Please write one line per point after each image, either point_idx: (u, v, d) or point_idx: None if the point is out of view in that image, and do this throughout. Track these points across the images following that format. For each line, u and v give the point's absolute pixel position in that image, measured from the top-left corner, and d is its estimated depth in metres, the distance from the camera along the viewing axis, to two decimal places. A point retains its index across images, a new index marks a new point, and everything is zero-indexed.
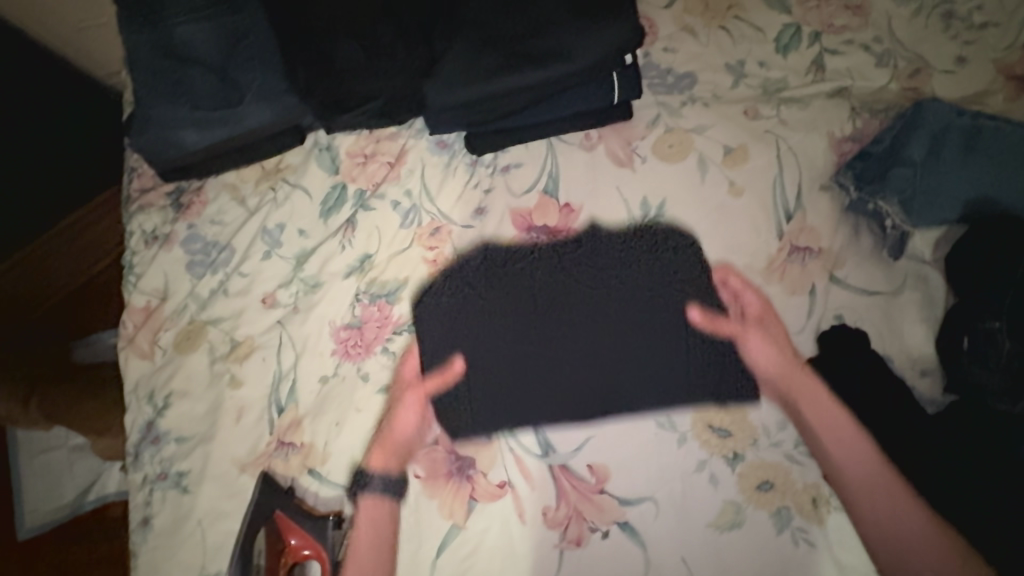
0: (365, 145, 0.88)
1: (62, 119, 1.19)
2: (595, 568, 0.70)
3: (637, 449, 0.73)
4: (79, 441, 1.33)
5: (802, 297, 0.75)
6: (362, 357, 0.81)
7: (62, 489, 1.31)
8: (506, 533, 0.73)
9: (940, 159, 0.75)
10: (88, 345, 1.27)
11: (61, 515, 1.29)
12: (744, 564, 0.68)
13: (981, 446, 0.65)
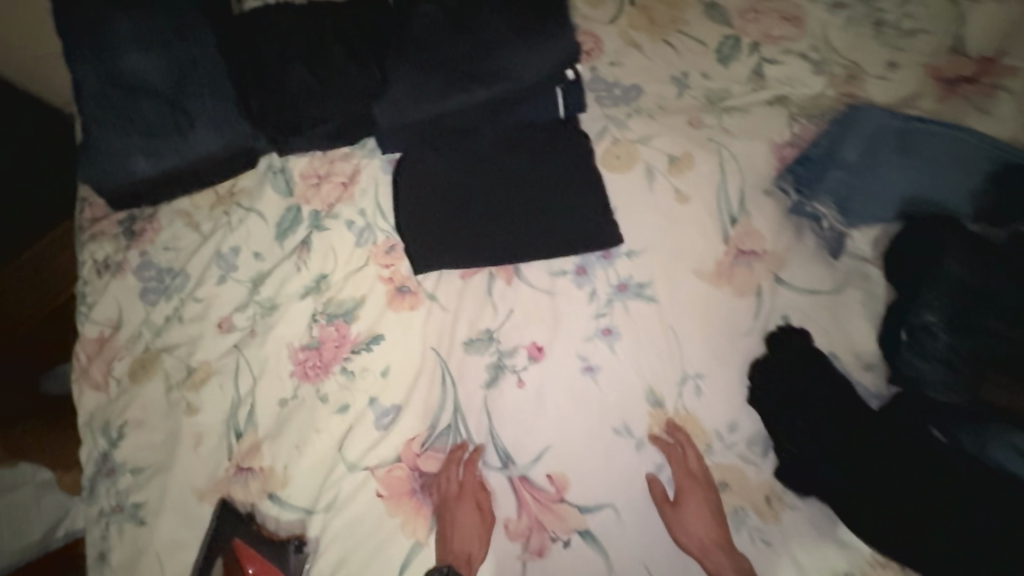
0: (318, 166, 0.87)
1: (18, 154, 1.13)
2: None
3: (597, 458, 0.74)
4: None
5: (749, 299, 0.77)
6: (321, 377, 0.81)
7: None
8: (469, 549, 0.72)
9: (876, 159, 0.78)
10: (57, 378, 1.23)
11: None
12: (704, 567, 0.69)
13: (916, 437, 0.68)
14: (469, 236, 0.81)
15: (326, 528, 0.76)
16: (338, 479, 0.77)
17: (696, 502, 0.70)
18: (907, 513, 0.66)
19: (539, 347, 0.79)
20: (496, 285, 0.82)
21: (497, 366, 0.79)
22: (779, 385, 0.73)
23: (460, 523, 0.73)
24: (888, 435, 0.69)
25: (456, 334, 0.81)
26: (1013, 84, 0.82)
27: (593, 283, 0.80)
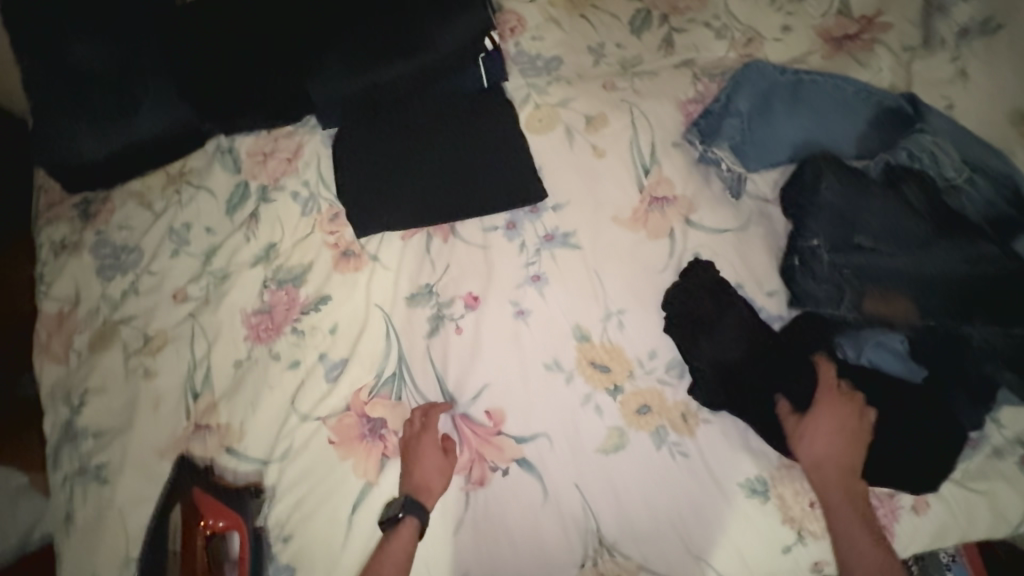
0: (263, 144, 0.93)
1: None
2: (499, 499, 0.77)
3: (529, 392, 0.80)
4: None
5: (663, 240, 0.84)
6: (273, 338, 0.86)
7: None
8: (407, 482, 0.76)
9: (770, 111, 0.86)
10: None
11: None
12: (630, 482, 0.76)
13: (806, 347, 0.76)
14: (404, 198, 0.87)
15: (282, 475, 0.81)
16: (292, 429, 0.82)
17: (832, 423, 0.71)
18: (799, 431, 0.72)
19: (474, 297, 0.85)
20: (434, 243, 0.88)
21: (437, 316, 0.85)
22: (693, 312, 0.79)
23: (422, 458, 0.77)
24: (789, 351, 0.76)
25: (399, 291, 0.87)
26: (886, 38, 0.92)
27: (522, 236, 0.87)
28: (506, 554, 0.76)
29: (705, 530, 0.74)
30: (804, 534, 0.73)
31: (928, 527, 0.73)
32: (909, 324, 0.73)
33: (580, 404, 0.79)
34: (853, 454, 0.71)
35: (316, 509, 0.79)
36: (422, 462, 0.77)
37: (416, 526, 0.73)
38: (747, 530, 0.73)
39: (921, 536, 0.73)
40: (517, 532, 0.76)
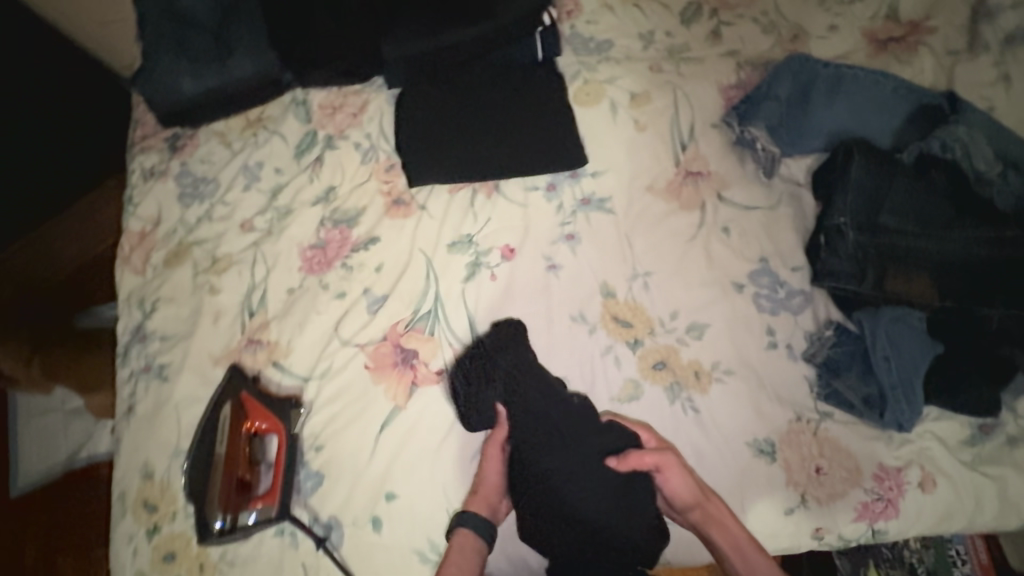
0: (334, 99, 1.03)
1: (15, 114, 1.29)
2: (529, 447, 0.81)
3: (553, 341, 0.86)
4: (74, 406, 1.49)
5: (693, 211, 0.89)
6: (324, 270, 0.95)
7: (54, 449, 1.46)
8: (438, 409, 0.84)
9: (810, 99, 0.89)
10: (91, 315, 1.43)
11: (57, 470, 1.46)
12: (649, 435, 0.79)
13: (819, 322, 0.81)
14: (456, 154, 0.95)
15: (320, 392, 0.88)
16: (333, 351, 0.90)
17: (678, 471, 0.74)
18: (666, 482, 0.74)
19: (511, 249, 0.91)
20: (478, 198, 0.95)
21: (474, 264, 0.91)
22: (711, 280, 0.85)
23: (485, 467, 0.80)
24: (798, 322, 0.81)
25: (441, 239, 0.94)
26: (931, 40, 0.95)
27: (560, 197, 0.93)
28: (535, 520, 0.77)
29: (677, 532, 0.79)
30: (807, 498, 0.75)
31: (935, 507, 0.74)
32: (928, 304, 0.75)
33: (599, 355, 0.84)
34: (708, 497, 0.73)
35: (348, 426, 0.85)
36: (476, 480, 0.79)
37: (472, 538, 0.75)
38: (751, 487, 0.76)
39: (926, 515, 0.74)
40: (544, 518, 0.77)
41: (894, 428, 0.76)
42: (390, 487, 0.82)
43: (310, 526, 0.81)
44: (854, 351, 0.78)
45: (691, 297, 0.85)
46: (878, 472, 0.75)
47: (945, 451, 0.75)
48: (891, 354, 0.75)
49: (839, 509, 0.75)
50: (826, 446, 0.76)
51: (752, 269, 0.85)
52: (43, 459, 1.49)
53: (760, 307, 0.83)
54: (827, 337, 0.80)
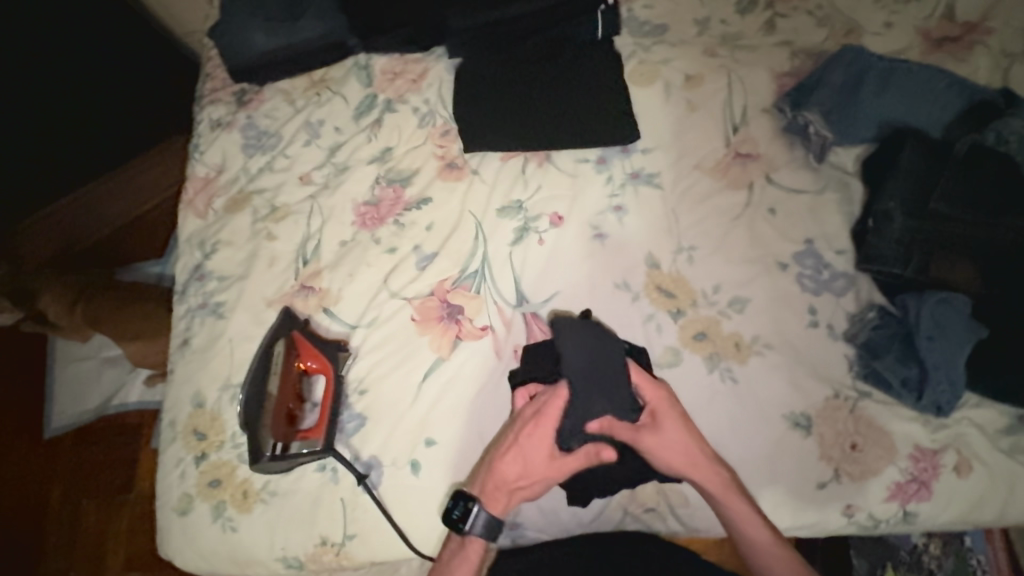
0: (395, 65, 1.07)
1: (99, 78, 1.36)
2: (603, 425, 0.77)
3: (596, 306, 0.88)
4: (109, 355, 1.54)
5: (741, 191, 0.91)
6: (376, 226, 0.98)
7: (87, 397, 1.51)
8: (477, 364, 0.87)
9: (861, 90, 0.89)
10: (132, 270, 1.50)
11: (87, 416, 1.49)
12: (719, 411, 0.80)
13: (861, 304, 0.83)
14: (511, 121, 0.98)
15: (366, 339, 0.91)
16: (381, 303, 0.93)
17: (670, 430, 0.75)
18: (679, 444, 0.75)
19: (560, 216, 0.93)
20: (529, 166, 0.98)
21: (523, 228, 0.93)
22: (755, 258, 0.87)
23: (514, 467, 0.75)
24: (837, 304, 0.83)
25: (491, 203, 0.96)
26: (988, 41, 0.96)
27: (610, 170, 0.95)
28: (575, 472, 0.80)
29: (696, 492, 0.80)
30: (840, 473, 0.76)
31: (968, 492, 0.75)
32: (973, 290, 0.77)
33: (641, 321, 0.86)
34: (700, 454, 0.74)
35: (391, 371, 0.88)
36: (497, 479, 0.75)
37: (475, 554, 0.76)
38: (784, 458, 0.78)
39: (959, 498, 0.75)
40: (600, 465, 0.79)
41: (932, 411, 0.77)
42: (428, 432, 0.85)
43: (350, 463, 0.84)
44: (895, 333, 0.79)
45: (735, 272, 0.86)
46: (913, 453, 0.76)
47: (982, 437, 0.76)
48: (934, 333, 0.75)
49: (872, 486, 0.76)
50: (862, 423, 0.77)
51: (797, 250, 0.86)
52: (73, 406, 1.50)
53: (803, 287, 0.84)
54: (870, 318, 0.81)
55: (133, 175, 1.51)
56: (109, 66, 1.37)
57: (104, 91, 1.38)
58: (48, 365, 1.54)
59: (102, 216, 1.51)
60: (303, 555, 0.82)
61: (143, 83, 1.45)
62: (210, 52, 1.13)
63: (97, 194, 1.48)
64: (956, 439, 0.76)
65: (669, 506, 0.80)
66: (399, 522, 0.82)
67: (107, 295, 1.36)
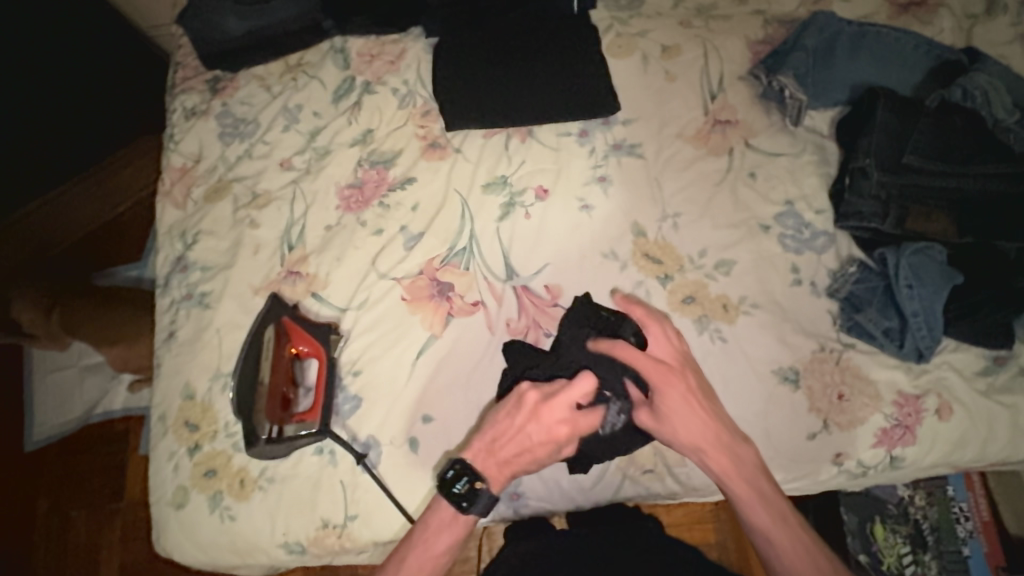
0: (371, 47, 1.06)
1: (72, 78, 1.32)
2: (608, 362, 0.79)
3: (584, 276, 0.89)
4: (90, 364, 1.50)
5: (722, 156, 0.93)
6: (361, 208, 0.97)
7: (69, 405, 1.47)
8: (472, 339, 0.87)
9: (834, 54, 0.93)
10: (107, 275, 1.47)
11: (71, 426, 1.45)
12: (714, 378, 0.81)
13: (841, 260, 0.85)
14: (493, 97, 0.98)
15: (357, 321, 0.90)
16: (370, 284, 0.92)
17: (678, 404, 0.73)
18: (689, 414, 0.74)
19: (545, 190, 0.94)
20: (512, 142, 0.98)
21: (509, 204, 0.94)
22: (739, 221, 0.88)
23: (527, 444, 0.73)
24: (819, 261, 0.85)
25: (476, 180, 0.96)
26: (951, 3, 0.99)
27: (593, 143, 0.96)
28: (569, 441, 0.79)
29: None
30: (829, 424, 0.79)
31: (950, 433, 0.78)
32: (949, 240, 0.80)
33: (631, 288, 0.87)
34: (706, 432, 0.72)
35: (384, 351, 0.88)
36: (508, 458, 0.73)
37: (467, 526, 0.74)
38: (777, 412, 0.79)
39: (942, 440, 0.78)
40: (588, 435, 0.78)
41: (914, 357, 0.80)
42: (425, 410, 0.85)
43: (349, 444, 0.83)
44: (876, 285, 0.82)
45: (720, 235, 0.88)
46: (897, 399, 0.79)
47: (962, 380, 0.79)
48: (913, 282, 0.78)
49: (860, 434, 0.78)
50: (848, 373, 0.80)
51: (779, 211, 0.88)
52: (55, 416, 1.46)
53: (785, 247, 0.86)
54: (851, 273, 0.83)
55: (107, 175, 1.48)
56: (79, 63, 1.32)
57: (78, 91, 1.34)
58: (25, 375, 1.49)
59: (74, 218, 1.48)
60: (306, 539, 0.82)
61: (113, 82, 1.40)
62: (180, 41, 1.11)
63: (68, 197, 1.45)
64: (937, 385, 0.79)
65: (666, 466, 0.82)
66: (401, 500, 0.82)
67: (83, 300, 1.32)
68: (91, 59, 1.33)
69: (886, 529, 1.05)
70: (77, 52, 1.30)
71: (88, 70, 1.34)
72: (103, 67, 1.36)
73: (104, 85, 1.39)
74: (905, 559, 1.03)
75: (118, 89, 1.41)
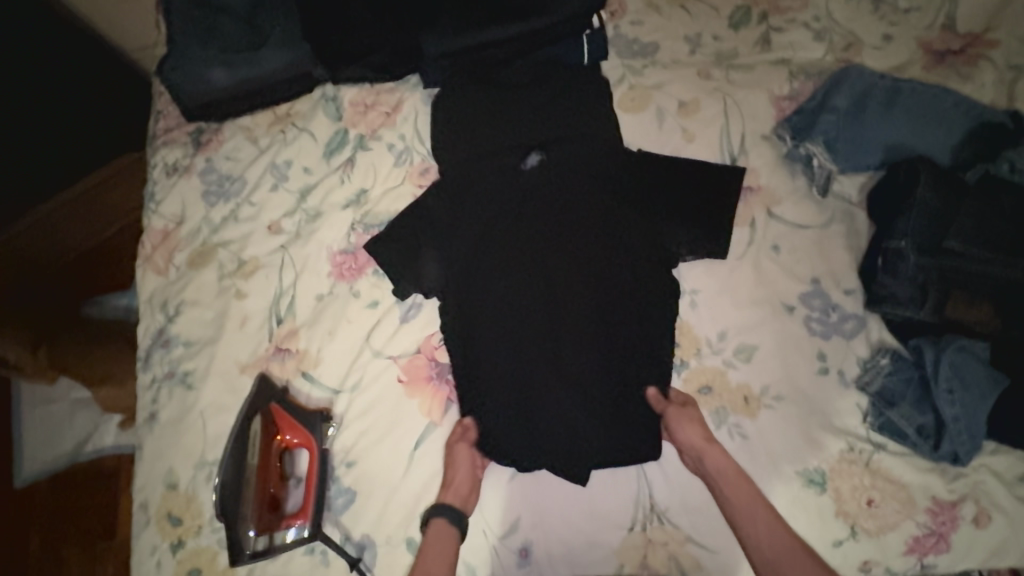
0: (365, 96, 0.98)
1: (60, 106, 1.21)
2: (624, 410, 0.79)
3: (609, 312, 0.82)
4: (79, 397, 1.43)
5: (743, 226, 0.85)
6: (355, 277, 0.90)
7: (59, 442, 1.40)
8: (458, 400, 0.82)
9: (864, 115, 0.87)
10: (96, 305, 1.33)
11: (59, 463, 1.37)
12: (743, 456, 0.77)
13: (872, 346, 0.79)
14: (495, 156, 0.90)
15: (351, 404, 0.84)
16: (364, 363, 0.86)
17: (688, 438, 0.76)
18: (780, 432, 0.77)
19: None
20: None
21: None
22: (758, 300, 0.82)
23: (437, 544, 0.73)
24: (845, 349, 0.79)
25: None
26: (993, 54, 0.91)
27: None
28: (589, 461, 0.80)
29: (718, 561, 0.75)
30: (857, 530, 0.73)
31: (988, 542, 0.72)
32: (991, 333, 0.74)
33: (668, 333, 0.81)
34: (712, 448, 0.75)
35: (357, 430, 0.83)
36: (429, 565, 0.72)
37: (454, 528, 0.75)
38: (801, 519, 0.74)
39: (979, 551, 0.72)
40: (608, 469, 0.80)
41: (949, 459, 0.74)
42: (428, 466, 0.81)
43: (341, 546, 0.78)
44: (910, 378, 0.76)
45: (741, 317, 0.82)
46: (931, 506, 0.73)
47: (1001, 485, 0.73)
48: (954, 386, 0.73)
49: (889, 540, 0.73)
50: (880, 477, 0.74)
51: (804, 290, 0.82)
52: (44, 452, 1.39)
53: (811, 330, 0.80)
54: (883, 364, 0.77)
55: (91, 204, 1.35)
56: (64, 91, 1.21)
57: (64, 117, 1.23)
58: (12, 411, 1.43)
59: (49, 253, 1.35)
60: None
61: (100, 110, 1.29)
62: (159, 87, 1.04)
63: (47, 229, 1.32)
64: (973, 487, 0.73)
65: (681, 572, 0.75)
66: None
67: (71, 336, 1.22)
68: (68, 89, 1.22)
69: None
70: (60, 77, 1.20)
71: (74, 95, 1.23)
72: (84, 97, 1.24)
73: (91, 115, 1.28)
74: None
75: (106, 118, 1.31)
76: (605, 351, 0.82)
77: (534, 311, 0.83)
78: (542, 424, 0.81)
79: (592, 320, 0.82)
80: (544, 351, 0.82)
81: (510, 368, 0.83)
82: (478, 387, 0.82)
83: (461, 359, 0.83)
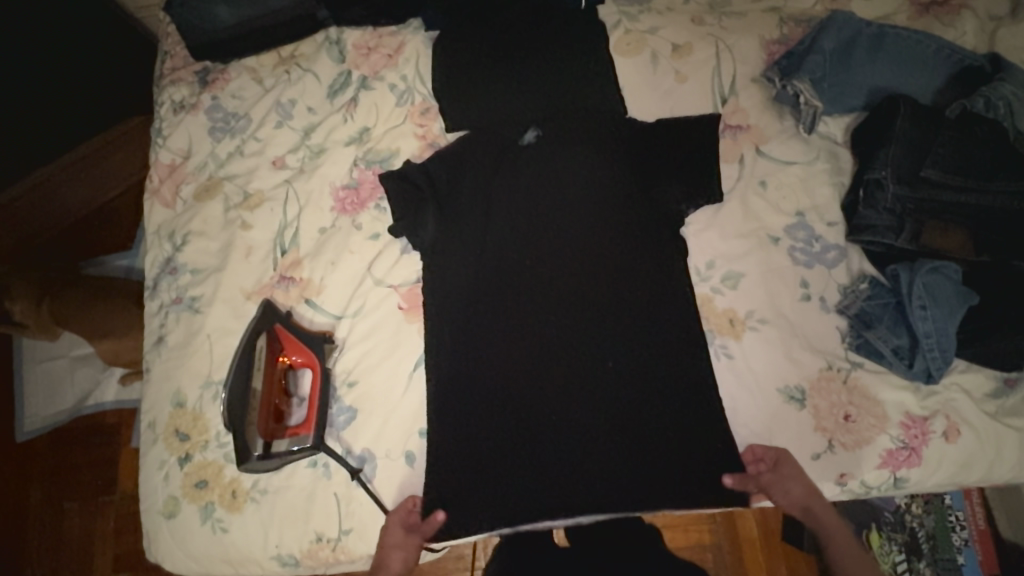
0: (368, 39, 1.01)
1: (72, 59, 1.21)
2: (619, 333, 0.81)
3: (607, 241, 0.83)
4: (80, 353, 1.41)
5: (732, 163, 0.89)
6: (356, 212, 0.93)
7: (60, 397, 1.38)
8: (455, 328, 0.84)
9: (850, 57, 0.89)
10: (97, 264, 1.35)
11: (60, 419, 1.36)
12: (728, 377, 0.80)
13: (852, 275, 0.83)
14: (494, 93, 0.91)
15: (352, 329, 0.88)
16: (365, 292, 0.89)
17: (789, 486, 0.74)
18: (761, 355, 0.80)
19: None
20: None
21: None
22: (744, 232, 0.85)
23: None
24: (825, 278, 0.83)
25: None
26: (975, 4, 0.94)
27: None
28: (590, 392, 0.79)
29: None
30: (834, 444, 0.77)
31: (957, 455, 0.76)
32: (964, 258, 0.78)
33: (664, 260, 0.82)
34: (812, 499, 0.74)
35: (356, 355, 0.86)
36: None
37: None
38: (783, 433, 0.78)
39: (949, 463, 0.76)
40: (608, 400, 0.78)
41: (923, 377, 0.78)
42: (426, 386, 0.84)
43: (343, 457, 0.82)
44: (887, 302, 0.80)
45: (728, 247, 0.85)
46: (905, 420, 0.77)
47: (971, 402, 0.77)
48: (927, 302, 0.76)
49: (865, 455, 0.77)
50: (857, 394, 0.78)
51: (789, 222, 0.85)
52: (45, 407, 1.37)
53: (795, 260, 0.84)
54: (862, 290, 0.81)
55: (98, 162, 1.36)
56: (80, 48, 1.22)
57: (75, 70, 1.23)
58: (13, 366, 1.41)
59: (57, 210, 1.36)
60: (299, 552, 0.80)
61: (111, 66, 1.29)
62: (167, 28, 1.06)
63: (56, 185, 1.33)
64: (944, 404, 0.78)
65: None
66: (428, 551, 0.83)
67: (74, 285, 1.23)
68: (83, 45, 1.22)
69: (881, 537, 0.95)
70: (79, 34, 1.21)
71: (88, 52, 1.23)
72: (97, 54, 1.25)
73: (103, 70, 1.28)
74: (899, 568, 0.93)
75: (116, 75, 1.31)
76: (601, 279, 0.82)
77: (530, 244, 0.85)
78: (536, 355, 0.81)
79: (588, 249, 0.84)
80: (540, 279, 0.84)
81: (506, 301, 0.83)
82: (473, 318, 0.84)
83: (461, 287, 0.85)
